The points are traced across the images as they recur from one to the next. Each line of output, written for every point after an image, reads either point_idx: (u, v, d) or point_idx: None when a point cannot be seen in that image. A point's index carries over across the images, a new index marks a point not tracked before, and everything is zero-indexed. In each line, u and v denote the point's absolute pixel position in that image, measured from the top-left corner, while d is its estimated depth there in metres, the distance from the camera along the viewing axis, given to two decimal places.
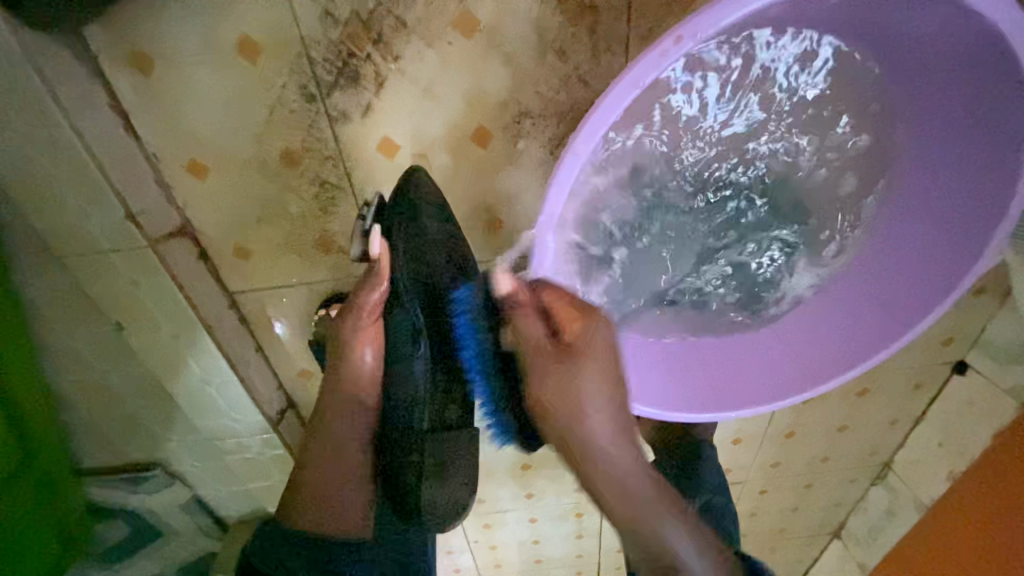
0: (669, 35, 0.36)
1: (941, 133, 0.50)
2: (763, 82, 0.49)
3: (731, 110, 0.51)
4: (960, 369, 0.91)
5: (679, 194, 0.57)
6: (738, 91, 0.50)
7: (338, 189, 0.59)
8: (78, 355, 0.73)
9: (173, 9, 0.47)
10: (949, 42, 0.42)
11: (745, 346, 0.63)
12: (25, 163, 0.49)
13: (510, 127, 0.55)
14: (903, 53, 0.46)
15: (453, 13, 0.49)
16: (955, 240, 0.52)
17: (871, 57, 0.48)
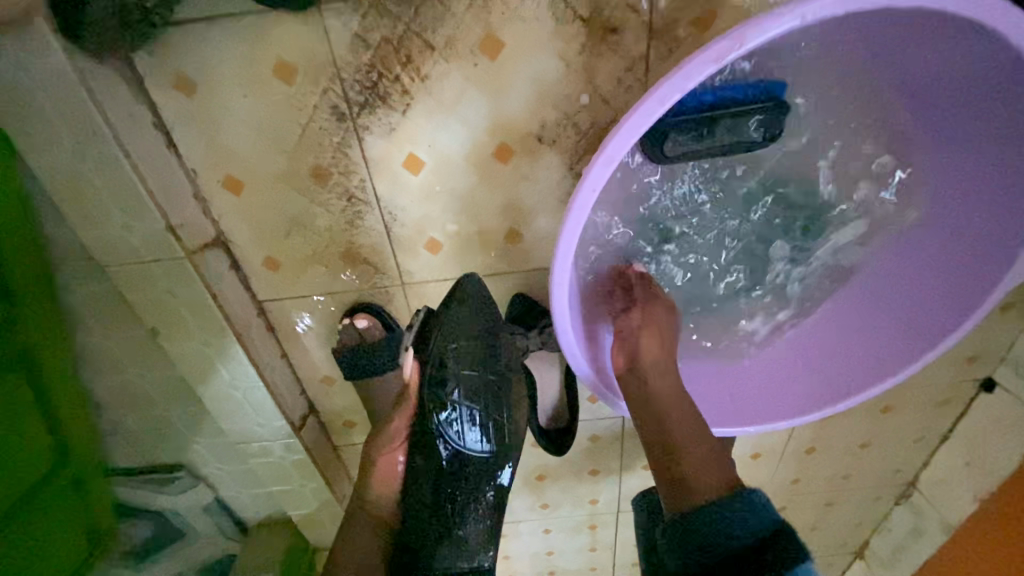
0: (693, 57, 0.37)
1: (963, 155, 0.50)
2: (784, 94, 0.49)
3: None
4: (987, 387, 0.89)
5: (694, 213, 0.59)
6: None
7: (365, 203, 0.61)
8: (113, 359, 0.76)
9: (217, 35, 0.50)
10: (965, 61, 0.43)
11: (763, 359, 0.64)
12: (75, 178, 0.52)
13: (532, 143, 0.57)
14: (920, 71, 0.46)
15: (478, 35, 0.51)
16: (978, 257, 0.52)
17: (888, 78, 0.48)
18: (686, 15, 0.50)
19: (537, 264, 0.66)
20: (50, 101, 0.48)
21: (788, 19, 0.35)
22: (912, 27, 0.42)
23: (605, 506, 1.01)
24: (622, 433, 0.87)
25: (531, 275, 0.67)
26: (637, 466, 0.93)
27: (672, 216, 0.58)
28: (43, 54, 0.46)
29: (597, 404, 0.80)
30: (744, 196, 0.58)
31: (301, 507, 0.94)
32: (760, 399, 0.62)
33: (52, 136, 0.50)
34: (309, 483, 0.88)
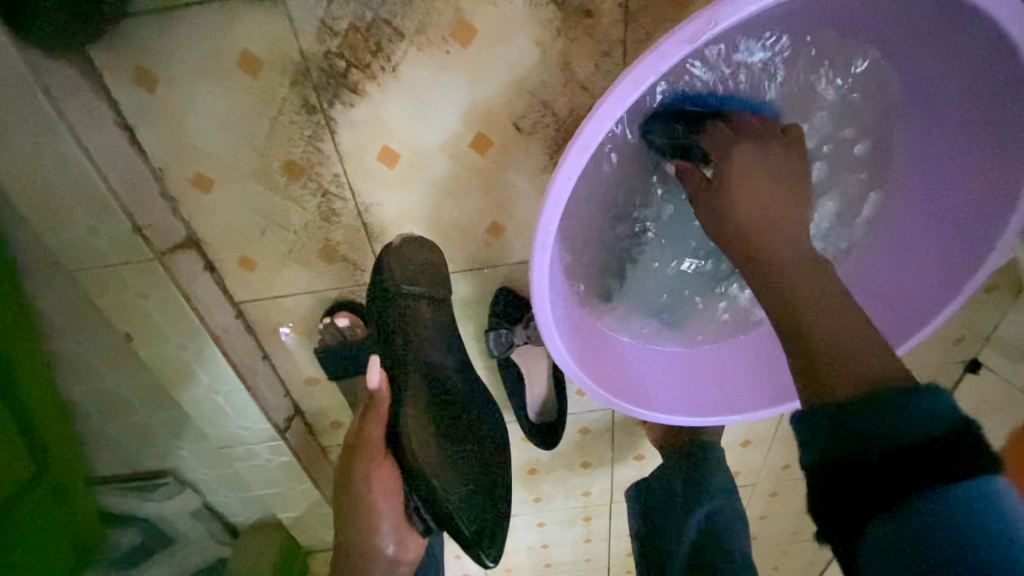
0: (674, 30, 0.35)
1: (946, 134, 0.50)
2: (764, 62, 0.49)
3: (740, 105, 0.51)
4: (973, 368, 0.89)
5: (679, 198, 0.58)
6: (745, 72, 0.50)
7: (340, 197, 0.59)
8: (90, 366, 0.74)
9: (175, 24, 0.48)
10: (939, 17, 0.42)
11: (745, 349, 0.63)
12: (32, 178, 0.50)
13: (511, 133, 0.55)
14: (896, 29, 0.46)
15: (449, 21, 0.49)
16: (964, 231, 0.51)
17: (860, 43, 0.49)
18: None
19: (519, 258, 0.65)
20: (0, 98, 0.46)
21: None
22: None
23: (598, 497, 1.00)
24: (612, 425, 0.86)
25: (514, 268, 0.66)
26: (629, 457, 0.93)
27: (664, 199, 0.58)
28: None
29: (586, 397, 0.80)
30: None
31: (291, 509, 0.93)
32: (749, 389, 0.61)
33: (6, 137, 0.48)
34: (298, 485, 0.87)
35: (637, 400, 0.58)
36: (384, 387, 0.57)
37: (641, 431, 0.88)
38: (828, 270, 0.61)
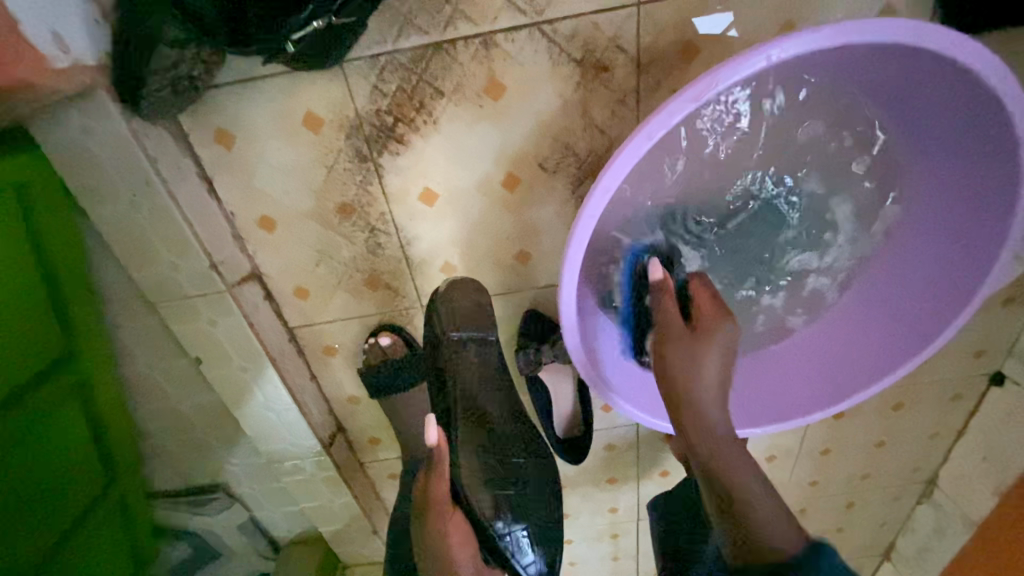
0: (681, 92, 0.40)
1: (942, 162, 0.53)
2: (772, 108, 0.52)
3: (749, 142, 0.55)
4: (998, 380, 0.90)
5: (719, 223, 0.61)
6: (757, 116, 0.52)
7: (385, 233, 0.66)
8: (157, 388, 0.82)
9: (251, 92, 0.57)
10: (925, 71, 0.45)
11: (774, 363, 0.67)
12: (130, 223, 0.59)
13: (537, 172, 0.62)
14: (888, 81, 0.48)
15: (483, 80, 0.56)
16: (967, 250, 0.55)
17: (858, 91, 0.51)
18: (669, 53, 0.55)
19: (545, 282, 0.71)
20: (108, 159, 0.55)
21: (757, 60, 0.39)
22: (874, 55, 0.45)
23: (624, 513, 1.02)
24: (636, 440, 0.90)
25: (540, 291, 0.72)
26: (653, 473, 0.95)
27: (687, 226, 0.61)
28: (102, 121, 0.52)
29: (611, 413, 0.84)
30: (767, 203, 0.60)
31: (330, 524, 0.98)
32: (778, 399, 0.65)
33: (111, 190, 0.57)
34: (338, 500, 0.92)
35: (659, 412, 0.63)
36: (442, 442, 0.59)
37: (664, 447, 0.91)
38: (856, 274, 0.63)
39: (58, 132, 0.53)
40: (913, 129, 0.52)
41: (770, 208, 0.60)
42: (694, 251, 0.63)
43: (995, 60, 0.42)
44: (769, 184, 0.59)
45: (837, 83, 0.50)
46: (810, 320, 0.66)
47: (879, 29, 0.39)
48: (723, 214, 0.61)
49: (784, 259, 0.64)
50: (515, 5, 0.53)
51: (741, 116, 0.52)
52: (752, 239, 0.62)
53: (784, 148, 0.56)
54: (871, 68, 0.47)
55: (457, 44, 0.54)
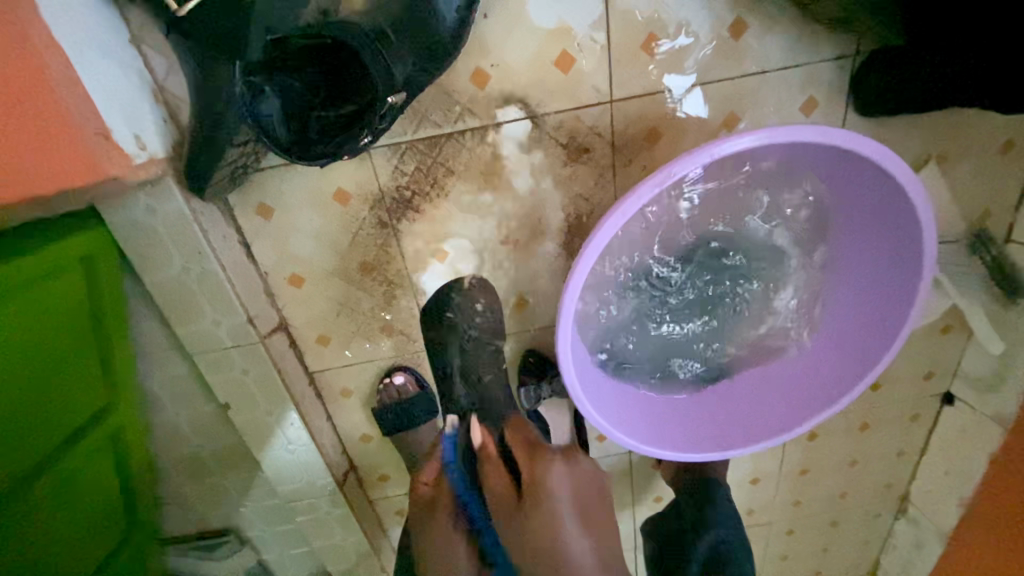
0: (647, 180, 0.52)
1: (861, 219, 0.65)
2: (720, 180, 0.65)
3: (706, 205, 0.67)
4: (949, 400, 0.99)
5: (675, 265, 0.71)
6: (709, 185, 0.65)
7: (400, 286, 0.75)
8: (180, 434, 0.87)
9: (289, 173, 0.67)
10: (833, 155, 0.58)
11: (744, 391, 0.76)
12: (179, 285, 0.67)
13: (532, 232, 0.72)
14: (809, 161, 0.61)
15: (486, 160, 0.68)
16: (892, 289, 0.66)
17: (787, 166, 0.63)
18: (637, 136, 0.68)
19: (541, 325, 0.80)
20: (166, 232, 0.63)
21: (703, 157, 0.51)
22: (791, 146, 0.57)
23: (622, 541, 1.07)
24: (629, 467, 0.97)
25: (537, 333, 0.81)
26: (647, 498, 1.02)
27: (662, 275, 0.71)
28: (165, 201, 0.61)
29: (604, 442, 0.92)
30: (717, 253, 0.71)
31: (340, 563, 1.01)
32: (749, 424, 0.74)
33: (165, 257, 0.65)
34: (350, 538, 0.96)
35: (648, 440, 0.70)
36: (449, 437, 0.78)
37: (656, 473, 0.98)
38: (808, 310, 0.74)
39: (124, 213, 0.62)
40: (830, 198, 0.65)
41: (716, 256, 0.71)
42: (669, 296, 0.73)
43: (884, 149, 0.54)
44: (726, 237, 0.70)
45: (770, 161, 0.62)
46: (771, 351, 0.76)
47: (790, 132, 0.51)
48: (676, 257, 0.71)
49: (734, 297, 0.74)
50: (512, 103, 0.65)
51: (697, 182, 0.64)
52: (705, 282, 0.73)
53: (735, 208, 0.68)
54: (794, 152, 0.59)
55: (464, 134, 0.66)
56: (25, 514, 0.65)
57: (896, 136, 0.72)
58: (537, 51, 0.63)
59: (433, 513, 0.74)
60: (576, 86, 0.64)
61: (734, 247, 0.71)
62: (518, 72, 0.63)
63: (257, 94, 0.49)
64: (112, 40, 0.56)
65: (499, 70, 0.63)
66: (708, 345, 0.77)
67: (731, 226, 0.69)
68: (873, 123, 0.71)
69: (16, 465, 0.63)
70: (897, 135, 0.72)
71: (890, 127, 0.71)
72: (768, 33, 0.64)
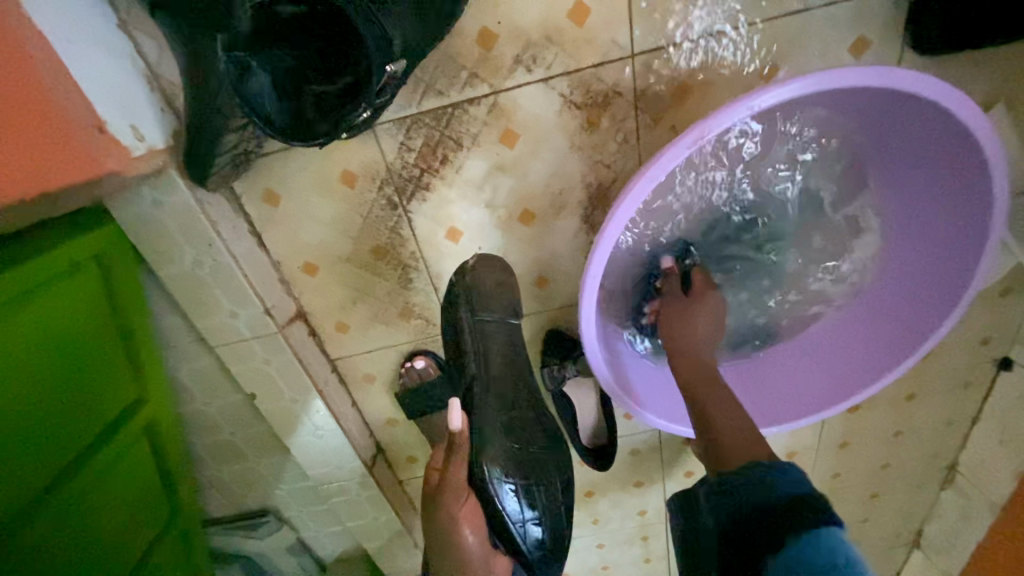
0: (683, 137, 0.47)
1: (917, 174, 0.58)
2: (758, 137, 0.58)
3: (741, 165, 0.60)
4: (1006, 365, 0.92)
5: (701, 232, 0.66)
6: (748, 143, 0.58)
7: (415, 269, 0.73)
8: (212, 423, 0.88)
9: (294, 157, 0.64)
10: (888, 102, 0.51)
11: (781, 365, 0.72)
12: (193, 278, 0.66)
13: (549, 206, 0.68)
14: (859, 111, 0.54)
15: (498, 131, 0.63)
16: (951, 251, 0.59)
17: (833, 118, 0.56)
18: (662, 93, 0.61)
19: (563, 304, 0.76)
20: (174, 225, 0.62)
21: (740, 111, 0.46)
22: (840, 95, 0.51)
23: (653, 516, 1.06)
24: (659, 444, 0.94)
25: (559, 312, 0.77)
26: (678, 474, 0.99)
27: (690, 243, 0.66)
28: (171, 193, 0.60)
29: (632, 419, 0.89)
30: (754, 220, 0.65)
31: (375, 541, 1.03)
32: (787, 400, 0.70)
33: (177, 251, 0.64)
34: (381, 518, 0.97)
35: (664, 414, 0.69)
36: (464, 427, 0.65)
37: (686, 448, 0.96)
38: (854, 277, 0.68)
39: (132, 207, 0.61)
40: (882, 151, 0.58)
41: (752, 222, 0.66)
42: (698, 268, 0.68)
43: (952, 91, 0.47)
44: (760, 200, 0.64)
45: (813, 114, 0.55)
46: (810, 323, 0.71)
47: (842, 77, 0.45)
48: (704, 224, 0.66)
49: (774, 265, 0.69)
50: (522, 65, 0.59)
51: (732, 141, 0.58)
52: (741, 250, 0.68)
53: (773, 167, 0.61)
54: (842, 102, 0.52)
55: (472, 103, 0.61)
56: (71, 507, 0.67)
57: (958, 75, 0.64)
58: (548, 4, 0.57)
59: (442, 499, 0.63)
60: (593, 42, 0.59)
61: (772, 210, 0.65)
62: (529, 29, 0.58)
63: (243, 69, 0.46)
64: (102, 30, 0.54)
65: (508, 28, 0.58)
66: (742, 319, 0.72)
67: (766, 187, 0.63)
68: (933, 61, 0.62)
69: (55, 460, 0.64)
70: (959, 74, 0.64)
71: (952, 66, 0.63)
72: None
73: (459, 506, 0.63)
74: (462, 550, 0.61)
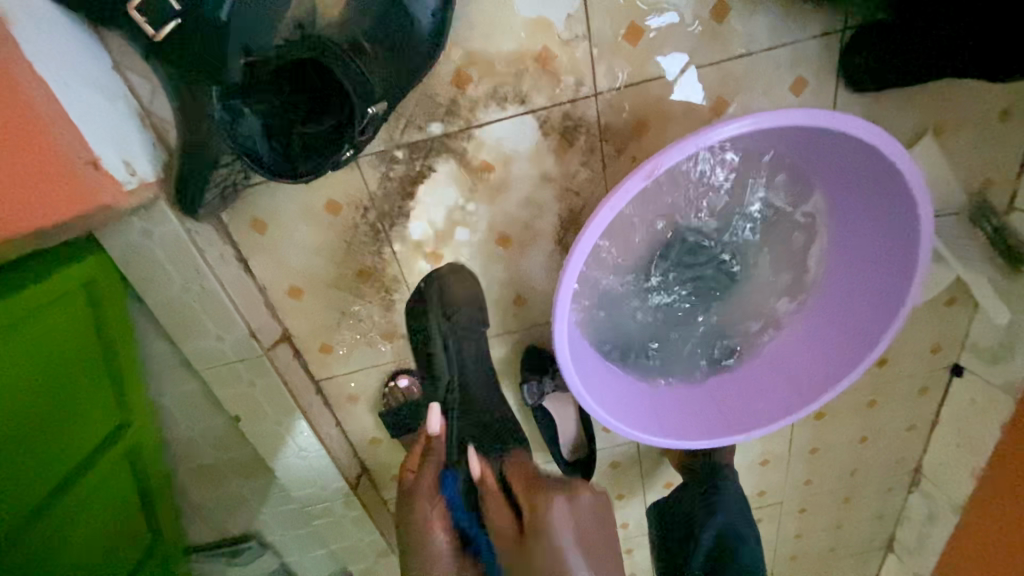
0: (643, 168, 0.52)
1: (855, 197, 0.64)
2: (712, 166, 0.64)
3: (697, 190, 0.66)
4: (957, 372, 0.98)
5: (669, 251, 0.70)
6: (699, 171, 0.64)
7: (398, 291, 0.76)
8: (195, 447, 0.89)
9: (281, 188, 0.68)
10: (821, 136, 0.57)
11: (746, 376, 0.76)
12: (181, 303, 0.68)
13: (524, 230, 0.72)
14: (799, 142, 0.60)
15: (474, 162, 0.67)
16: (889, 266, 0.65)
17: (776, 147, 0.62)
18: (625, 127, 0.67)
19: (541, 322, 0.80)
20: (163, 253, 0.64)
21: (688, 147, 0.51)
22: (778, 131, 0.56)
23: (635, 528, 1.08)
24: (638, 456, 0.97)
25: (537, 330, 0.81)
26: (658, 484, 1.02)
27: (657, 262, 0.71)
28: (161, 224, 0.62)
29: (611, 432, 0.92)
30: (712, 239, 0.70)
31: (360, 562, 1.03)
32: (750, 409, 0.74)
33: (165, 278, 0.66)
34: (367, 538, 0.98)
35: (641, 427, 0.70)
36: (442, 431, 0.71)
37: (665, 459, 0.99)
38: (808, 292, 0.73)
39: (122, 237, 0.63)
40: (826, 176, 0.64)
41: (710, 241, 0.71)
42: (665, 284, 0.73)
43: (873, 128, 0.53)
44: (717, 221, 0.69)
45: (759, 145, 0.61)
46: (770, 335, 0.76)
47: (777, 117, 0.51)
48: (670, 244, 0.70)
49: (734, 281, 0.73)
50: (496, 102, 0.64)
51: (687, 169, 0.63)
52: (706, 268, 0.72)
53: (727, 191, 0.67)
54: (783, 135, 0.58)
55: (451, 136, 0.66)
56: (52, 534, 0.67)
57: (889, 109, 0.71)
58: (517, 48, 0.62)
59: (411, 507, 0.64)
60: (560, 81, 0.64)
61: (733, 230, 0.70)
62: (501, 70, 0.63)
63: (235, 115, 0.50)
64: (99, 74, 0.57)
65: (481, 69, 0.63)
66: (709, 332, 0.77)
67: (721, 210, 0.68)
68: (866, 98, 0.69)
69: (35, 488, 0.64)
70: (890, 108, 0.71)
71: (882, 102, 0.70)
72: (752, 14, 0.63)
73: (433, 510, 0.62)
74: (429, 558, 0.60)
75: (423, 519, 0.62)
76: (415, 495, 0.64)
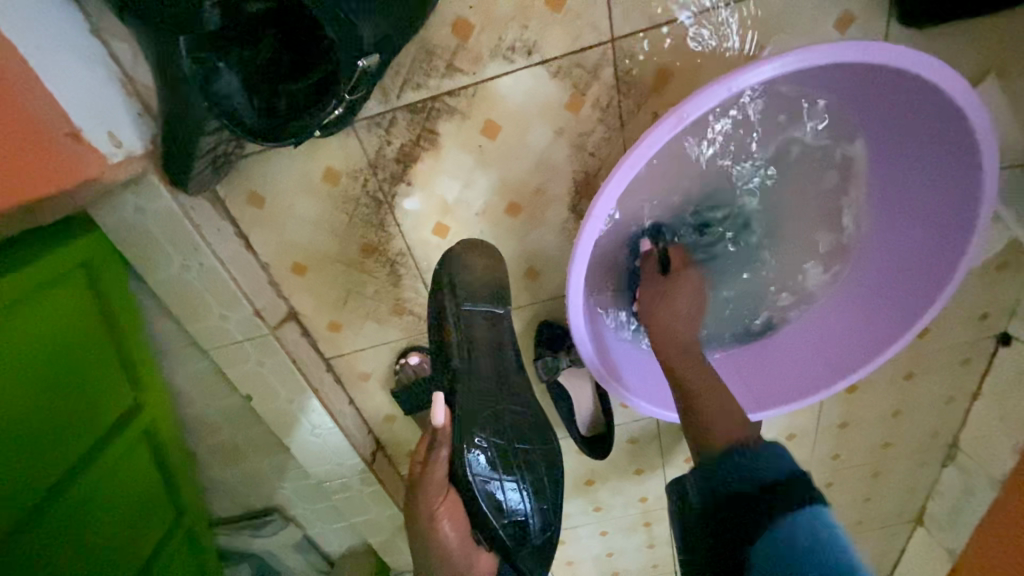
0: (673, 113, 0.46)
1: (906, 147, 0.57)
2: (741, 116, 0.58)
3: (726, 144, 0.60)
4: (1005, 341, 0.91)
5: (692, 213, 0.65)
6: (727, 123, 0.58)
7: (403, 265, 0.73)
8: (211, 425, 0.89)
9: (277, 158, 0.64)
10: (872, 75, 0.50)
11: (774, 349, 0.71)
12: (181, 282, 0.66)
13: (535, 197, 0.67)
14: (844, 84, 0.53)
15: (479, 123, 0.62)
16: (942, 225, 0.59)
17: (817, 91, 0.55)
18: (645, 78, 0.60)
19: (554, 295, 0.76)
20: (158, 229, 0.62)
21: (720, 92, 0.45)
22: (821, 71, 0.50)
23: (655, 502, 1.07)
24: (658, 431, 0.94)
25: (550, 304, 0.77)
26: (679, 459, 0.99)
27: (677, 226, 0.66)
28: (153, 199, 0.60)
29: (629, 407, 0.89)
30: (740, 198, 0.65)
31: (380, 535, 1.04)
32: (779, 384, 0.70)
33: (163, 256, 0.64)
34: (385, 512, 0.98)
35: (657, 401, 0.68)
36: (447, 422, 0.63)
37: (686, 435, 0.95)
38: (845, 257, 0.67)
39: (116, 214, 0.61)
40: (874, 124, 0.57)
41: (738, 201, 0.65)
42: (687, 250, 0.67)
43: (937, 63, 0.46)
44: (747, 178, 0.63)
45: (797, 89, 0.54)
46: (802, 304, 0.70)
47: (825, 53, 0.44)
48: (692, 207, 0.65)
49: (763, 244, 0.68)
50: (501, 54, 0.59)
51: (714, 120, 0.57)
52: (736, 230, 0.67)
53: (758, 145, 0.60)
54: (826, 76, 0.51)
55: (453, 94, 0.60)
56: (73, 511, 0.68)
57: (947, 46, 0.62)
58: None
59: (422, 493, 0.63)
60: (571, 27, 0.58)
61: (768, 189, 0.64)
62: (504, 17, 0.57)
63: (210, 71, 0.46)
64: (74, 36, 0.53)
65: (483, 16, 0.57)
66: (736, 302, 0.71)
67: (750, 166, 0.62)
68: (920, 34, 0.61)
69: (49, 471, 0.64)
70: (948, 45, 0.62)
71: (938, 38, 0.62)
72: None
73: (438, 502, 0.63)
74: (442, 545, 0.62)
75: (427, 512, 0.63)
76: (423, 487, 0.63)
